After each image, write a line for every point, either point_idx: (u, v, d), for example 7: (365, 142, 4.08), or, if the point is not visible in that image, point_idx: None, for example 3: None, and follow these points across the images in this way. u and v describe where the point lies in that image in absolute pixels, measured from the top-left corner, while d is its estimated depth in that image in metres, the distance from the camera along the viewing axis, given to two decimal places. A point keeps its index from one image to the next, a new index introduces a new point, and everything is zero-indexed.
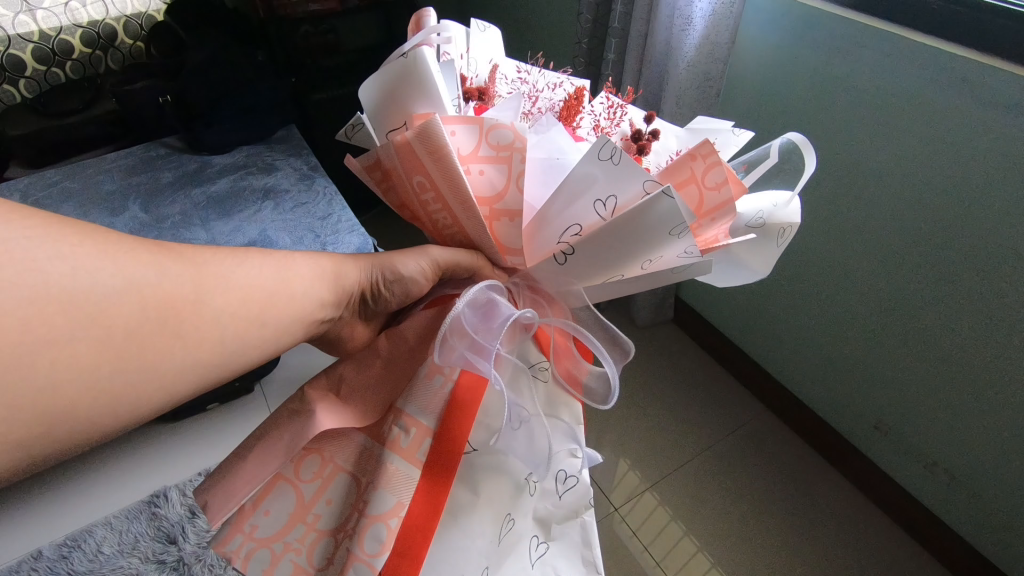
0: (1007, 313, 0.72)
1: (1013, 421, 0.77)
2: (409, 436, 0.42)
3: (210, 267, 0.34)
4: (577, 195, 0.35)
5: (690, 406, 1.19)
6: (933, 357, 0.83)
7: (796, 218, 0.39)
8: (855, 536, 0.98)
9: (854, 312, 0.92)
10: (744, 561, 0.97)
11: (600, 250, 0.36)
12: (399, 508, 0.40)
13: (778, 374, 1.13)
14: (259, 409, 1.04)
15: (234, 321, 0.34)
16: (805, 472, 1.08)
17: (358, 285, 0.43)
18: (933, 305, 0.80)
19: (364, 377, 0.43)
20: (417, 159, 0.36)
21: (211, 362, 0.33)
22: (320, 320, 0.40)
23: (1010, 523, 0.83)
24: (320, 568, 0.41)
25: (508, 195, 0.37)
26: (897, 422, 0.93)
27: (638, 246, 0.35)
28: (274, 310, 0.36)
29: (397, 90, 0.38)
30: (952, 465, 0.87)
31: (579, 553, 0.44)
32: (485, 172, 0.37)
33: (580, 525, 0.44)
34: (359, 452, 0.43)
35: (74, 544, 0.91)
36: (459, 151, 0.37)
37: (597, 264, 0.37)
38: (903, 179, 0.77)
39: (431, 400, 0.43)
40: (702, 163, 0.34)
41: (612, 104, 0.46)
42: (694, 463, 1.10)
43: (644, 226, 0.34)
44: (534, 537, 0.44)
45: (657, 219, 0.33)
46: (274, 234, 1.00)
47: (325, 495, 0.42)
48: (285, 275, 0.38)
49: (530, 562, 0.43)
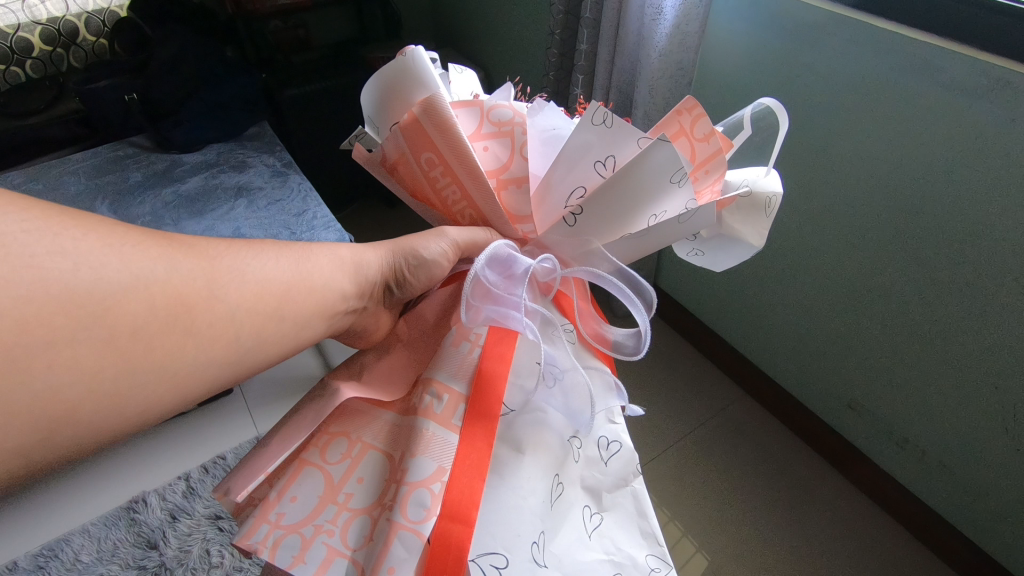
0: (971, 291, 0.74)
1: (979, 395, 0.79)
2: (442, 402, 0.43)
3: (223, 262, 0.38)
4: (580, 160, 0.42)
5: (670, 391, 1.21)
6: (908, 340, 0.85)
7: (778, 188, 0.42)
8: (835, 519, 1.01)
9: (825, 295, 0.94)
10: (727, 546, 0.98)
11: (607, 206, 0.42)
12: (440, 472, 0.40)
13: (752, 357, 1.16)
14: (239, 410, 1.05)
15: (248, 316, 0.38)
16: (783, 454, 1.10)
17: (380, 273, 0.48)
18: (902, 286, 0.82)
19: (386, 365, 0.47)
20: (424, 134, 0.44)
21: (223, 357, 0.37)
22: (342, 309, 0.45)
23: (979, 499, 0.85)
24: (358, 547, 0.40)
25: (513, 165, 0.45)
26: (868, 401, 0.96)
27: (641, 196, 0.41)
28: (290, 304, 0.41)
29: (403, 81, 0.45)
30: (922, 441, 0.90)
31: (636, 525, 0.45)
32: (490, 148, 0.46)
33: (631, 495, 0.46)
34: (388, 428, 0.45)
35: (50, 554, 0.94)
36: (465, 132, 0.45)
37: (606, 220, 0.43)
38: (869, 167, 0.79)
39: (459, 366, 0.45)
40: (689, 117, 0.41)
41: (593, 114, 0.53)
42: (674, 449, 1.12)
43: (647, 176, 0.40)
44: (585, 507, 0.45)
45: (658, 166, 0.39)
46: (248, 231, 0.99)
47: (354, 474, 0.43)
48: (305, 270, 0.42)
49: (587, 533, 0.43)
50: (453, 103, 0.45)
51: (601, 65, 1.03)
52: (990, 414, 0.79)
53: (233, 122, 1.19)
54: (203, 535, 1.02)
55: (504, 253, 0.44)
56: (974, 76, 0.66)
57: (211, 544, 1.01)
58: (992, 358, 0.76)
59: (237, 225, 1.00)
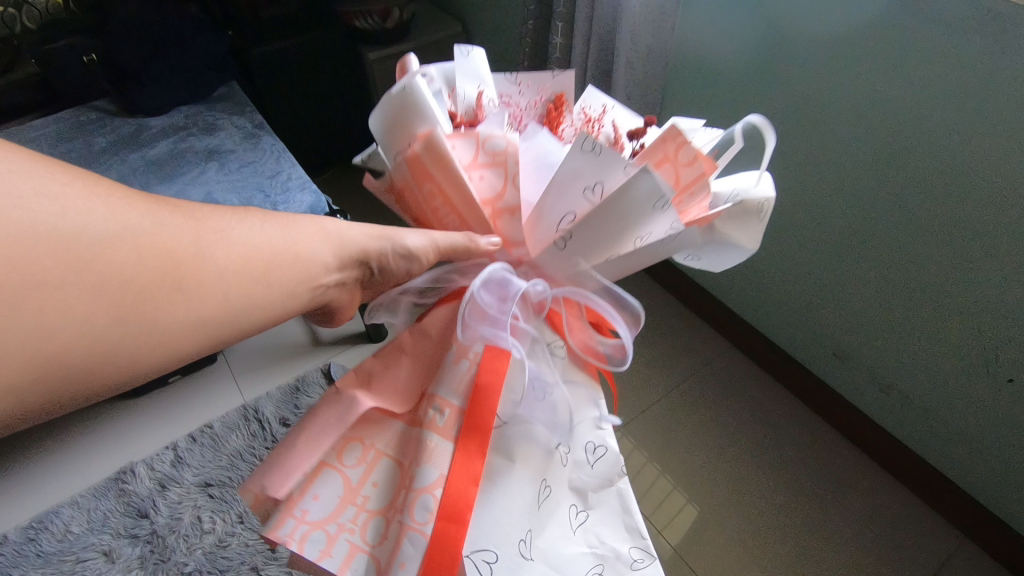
0: (956, 235, 0.76)
1: (962, 337, 0.82)
2: (443, 415, 0.43)
3: (211, 221, 0.37)
4: (567, 187, 0.40)
5: (658, 345, 1.22)
6: (892, 289, 0.87)
7: (769, 193, 0.41)
8: (821, 463, 1.05)
9: (810, 244, 0.95)
10: (718, 496, 1.02)
11: (595, 232, 0.41)
12: (441, 479, 0.41)
13: (738, 309, 1.17)
14: (223, 378, 1.20)
15: (235, 280, 0.36)
16: (772, 402, 1.13)
17: (365, 252, 0.45)
18: (887, 233, 0.83)
19: (395, 375, 0.46)
20: (424, 167, 0.43)
21: (211, 317, 0.35)
22: (326, 281, 0.43)
23: (960, 439, 0.90)
24: (376, 545, 0.42)
25: (506, 194, 0.43)
26: (854, 348, 0.98)
27: (627, 222, 0.39)
28: (277, 270, 0.38)
29: (406, 110, 0.44)
30: (906, 384, 0.93)
31: (621, 521, 0.45)
32: (485, 177, 0.43)
33: (616, 492, 0.45)
34: (399, 436, 0.45)
35: (40, 526, 1.00)
36: (462, 161, 0.43)
37: (595, 244, 0.42)
38: (855, 112, 0.79)
39: (457, 381, 0.44)
40: (673, 145, 0.40)
41: (587, 116, 0.49)
42: (663, 403, 1.14)
43: (631, 204, 0.38)
44: (573, 506, 0.44)
45: (641, 195, 0.38)
46: (221, 196, 0.97)
47: (371, 478, 0.44)
48: (295, 238, 0.40)
49: (573, 529, 0.44)
50: (450, 133, 0.43)
51: (580, 11, 1.00)
52: (974, 359, 0.82)
53: (200, 82, 1.16)
54: (194, 502, 1.04)
55: (497, 277, 0.43)
56: (963, 8, 0.65)
57: (202, 511, 1.04)
58: (974, 306, 0.78)
59: (208, 189, 0.98)
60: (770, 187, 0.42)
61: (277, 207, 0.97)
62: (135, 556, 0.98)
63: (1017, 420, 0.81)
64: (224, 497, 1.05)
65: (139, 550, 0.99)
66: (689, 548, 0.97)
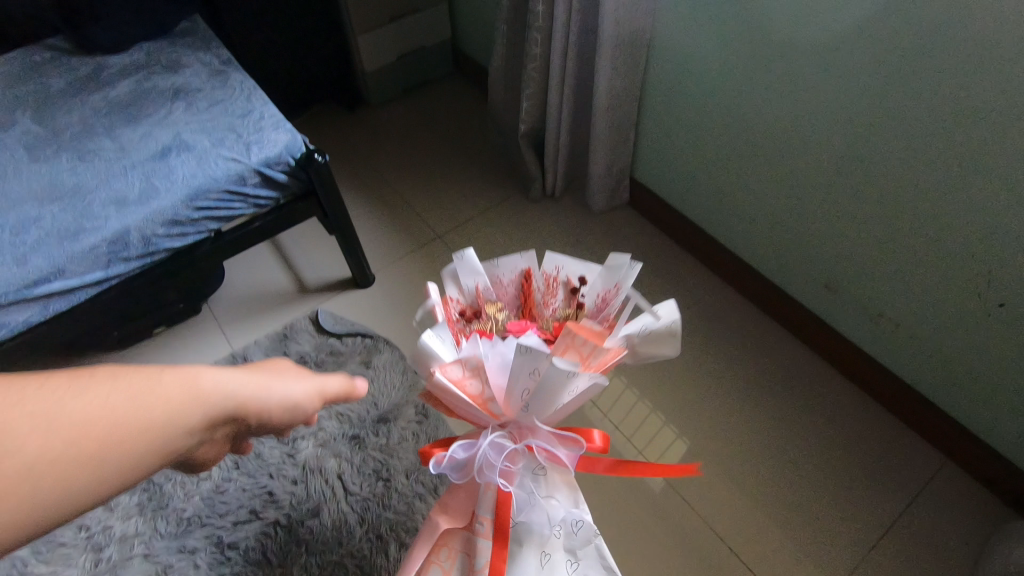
0: (955, 160, 0.76)
1: (957, 262, 0.83)
2: (483, 524, 0.58)
3: (33, 397, 0.32)
4: (516, 377, 0.52)
5: (651, 283, 1.23)
6: (892, 216, 0.87)
7: (674, 318, 0.54)
8: (809, 393, 1.08)
9: (808, 175, 0.95)
10: (708, 428, 1.05)
11: (542, 399, 0.54)
12: (484, 561, 0.58)
13: (732, 244, 1.17)
14: (208, 325, 1.21)
15: (54, 466, 0.31)
16: (764, 336, 1.15)
17: (243, 406, 0.43)
18: (887, 160, 0.84)
19: (455, 499, 0.61)
20: (436, 388, 0.56)
21: (19, 513, 0.31)
22: (184, 446, 0.38)
23: (946, 364, 0.92)
24: None
25: (488, 394, 0.56)
26: (846, 278, 0.99)
27: (556, 387, 0.52)
28: (113, 445, 0.33)
29: (422, 359, 0.55)
30: (897, 312, 0.95)
31: (599, 564, 0.59)
32: (473, 382, 0.56)
33: (596, 548, 0.59)
34: (464, 539, 0.61)
35: None
36: (455, 378, 0.55)
37: (548, 403, 0.55)
38: (856, 37, 0.78)
39: (484, 500, 0.59)
40: (571, 333, 0.50)
41: (551, 275, 0.60)
42: (655, 340, 1.15)
43: (557, 381, 0.51)
44: (567, 560, 0.59)
45: (557, 377, 0.50)
46: (190, 138, 0.96)
47: (454, 572, 0.59)
48: (149, 401, 0.36)
49: (570, 571, 0.58)
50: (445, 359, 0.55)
51: None
52: (967, 282, 0.84)
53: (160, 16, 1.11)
54: None
55: (497, 443, 0.57)
56: None
57: None
58: (973, 230, 0.79)
59: (177, 131, 0.97)
60: (672, 313, 0.54)
61: (250, 148, 0.96)
62: (134, 503, 0.99)
63: (1004, 341, 0.84)
64: None
65: (138, 498, 0.99)
66: (678, 479, 1.00)
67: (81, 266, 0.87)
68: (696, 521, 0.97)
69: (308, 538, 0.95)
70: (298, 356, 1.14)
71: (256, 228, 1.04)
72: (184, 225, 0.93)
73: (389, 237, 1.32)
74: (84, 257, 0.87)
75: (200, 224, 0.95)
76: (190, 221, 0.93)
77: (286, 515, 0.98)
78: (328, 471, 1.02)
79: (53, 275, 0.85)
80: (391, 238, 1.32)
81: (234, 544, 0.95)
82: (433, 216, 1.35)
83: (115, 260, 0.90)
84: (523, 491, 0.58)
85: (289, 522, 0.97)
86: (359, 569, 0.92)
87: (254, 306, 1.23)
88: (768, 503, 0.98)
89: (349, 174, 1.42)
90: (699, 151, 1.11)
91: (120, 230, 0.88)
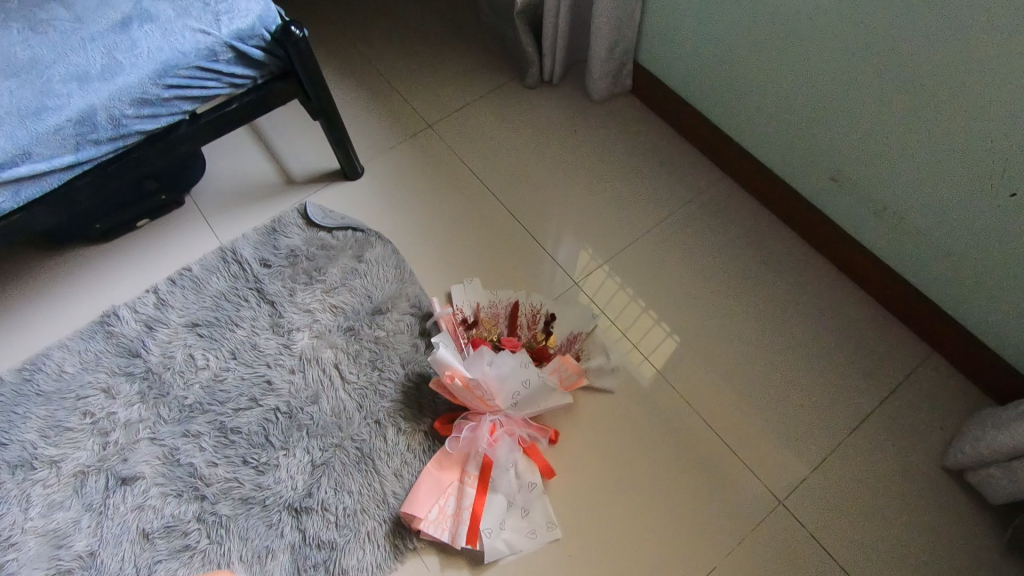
0: (987, 36, 0.72)
1: (974, 150, 0.81)
2: (468, 484, 0.93)
3: None
4: (508, 391, 0.94)
5: (650, 176, 1.19)
6: (912, 103, 0.84)
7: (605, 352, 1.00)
8: (806, 289, 1.08)
9: (825, 57, 0.90)
10: (701, 322, 1.06)
11: (523, 399, 0.94)
12: (470, 498, 0.92)
13: (738, 134, 1.13)
14: (193, 218, 1.18)
15: None
16: (764, 232, 1.13)
17: None
18: (913, 39, 0.79)
19: (453, 455, 0.95)
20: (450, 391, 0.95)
21: None
22: None
23: (946, 257, 0.92)
24: (456, 501, 0.93)
25: (486, 376, 0.94)
26: (855, 170, 0.97)
27: (531, 403, 0.95)
28: None
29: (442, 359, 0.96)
30: (903, 206, 0.93)
31: (545, 519, 0.92)
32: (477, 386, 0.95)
33: (541, 501, 0.93)
34: (457, 489, 0.94)
35: (35, 368, 1.02)
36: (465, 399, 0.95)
37: (525, 400, 0.94)
38: None
39: (473, 456, 0.94)
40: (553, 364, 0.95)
41: (532, 310, 1.06)
42: (653, 236, 1.14)
43: (531, 400, 0.95)
44: (523, 506, 0.93)
45: (534, 400, 0.94)
46: (153, 7, 0.90)
47: (449, 503, 0.93)
48: None
49: (524, 520, 0.92)
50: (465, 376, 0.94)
51: None
52: (979, 172, 0.82)
53: None
54: (184, 341, 1.04)
55: (486, 425, 0.94)
56: None
57: (194, 349, 1.04)
58: (996, 117, 0.76)
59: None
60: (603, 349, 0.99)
61: (219, 19, 0.90)
62: (135, 391, 1.00)
63: (1008, 233, 0.83)
64: (214, 335, 1.05)
65: (138, 386, 1.00)
66: (670, 372, 1.02)
67: (48, 149, 0.85)
68: (685, 411, 1.00)
69: (308, 424, 0.98)
70: (288, 250, 1.12)
71: (233, 110, 0.98)
72: (155, 105, 0.89)
73: (376, 125, 1.26)
74: (51, 138, 0.84)
75: (173, 104, 0.91)
76: (161, 101, 0.89)
77: (286, 402, 1.00)
78: (325, 361, 1.03)
79: (19, 158, 0.83)
80: (378, 126, 1.26)
81: (237, 429, 0.98)
82: (423, 103, 1.28)
83: (85, 143, 0.87)
84: (502, 475, 0.94)
85: (289, 409, 0.99)
86: (359, 453, 0.96)
87: (240, 197, 1.19)
88: (757, 394, 1.00)
89: (332, 56, 1.33)
90: (708, 31, 1.04)
91: (85, 107, 0.84)
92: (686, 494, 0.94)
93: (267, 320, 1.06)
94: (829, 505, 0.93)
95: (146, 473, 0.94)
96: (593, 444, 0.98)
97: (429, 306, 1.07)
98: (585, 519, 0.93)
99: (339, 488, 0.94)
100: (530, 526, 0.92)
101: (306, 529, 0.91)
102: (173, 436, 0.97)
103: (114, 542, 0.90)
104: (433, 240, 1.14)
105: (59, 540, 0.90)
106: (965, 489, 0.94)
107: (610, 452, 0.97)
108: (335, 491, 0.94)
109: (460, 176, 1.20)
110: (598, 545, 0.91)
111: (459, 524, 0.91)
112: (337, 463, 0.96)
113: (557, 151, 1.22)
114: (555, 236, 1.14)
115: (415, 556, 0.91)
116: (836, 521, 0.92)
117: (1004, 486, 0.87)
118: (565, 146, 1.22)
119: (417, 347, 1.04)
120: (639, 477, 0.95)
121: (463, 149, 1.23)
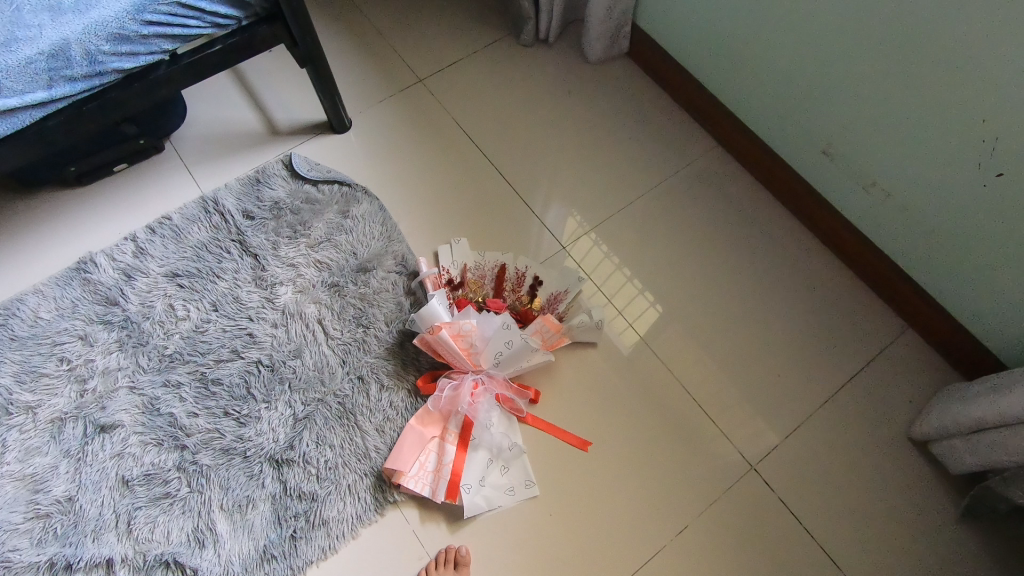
0: (984, 14, 0.72)
1: (963, 129, 0.81)
2: (449, 441, 0.95)
3: None
4: (492, 350, 0.95)
5: (641, 142, 1.18)
6: (908, 78, 0.83)
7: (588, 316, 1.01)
8: (791, 263, 1.09)
9: (824, 28, 0.89)
10: (685, 291, 1.07)
11: (507, 358, 0.95)
12: (450, 454, 0.94)
13: (732, 103, 1.12)
14: (173, 165, 1.14)
15: None
16: (752, 203, 1.13)
17: None
18: (911, 13, 0.78)
19: (435, 413, 0.96)
20: (435, 350, 0.95)
21: None
22: None
23: (930, 234, 0.93)
24: (437, 458, 0.94)
25: (471, 335, 0.95)
26: (846, 145, 0.96)
27: (515, 362, 0.96)
28: None
29: (426, 317, 0.96)
30: (890, 183, 0.93)
31: (524, 477, 0.94)
32: (462, 345, 0.95)
33: (521, 460, 0.95)
34: (438, 446, 0.95)
35: (8, 313, 1.00)
36: (449, 357, 0.95)
37: (510, 360, 0.95)
38: None
39: (456, 415, 0.96)
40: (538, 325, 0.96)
41: (519, 272, 1.06)
42: (641, 203, 1.13)
43: (516, 359, 0.95)
44: (503, 465, 0.95)
45: (518, 359, 0.95)
46: None
47: (430, 459, 0.94)
48: None
49: (504, 477, 0.94)
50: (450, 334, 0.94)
51: None
52: (968, 150, 0.82)
53: None
54: (164, 291, 1.03)
55: (467, 384, 0.95)
56: None
57: (174, 299, 1.02)
58: (988, 97, 0.76)
59: None
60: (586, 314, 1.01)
61: None
62: (113, 340, 0.99)
63: (992, 212, 0.84)
64: (195, 286, 1.03)
65: (116, 335, 0.99)
66: (653, 339, 1.03)
67: (20, 83, 0.81)
68: (666, 378, 1.01)
69: (291, 377, 0.98)
70: (272, 203, 1.10)
71: (216, 51, 0.94)
72: (133, 42, 0.85)
73: (364, 77, 1.22)
74: (22, 73, 0.80)
75: (152, 42, 0.87)
76: (139, 37, 0.85)
77: (268, 356, 0.99)
78: (308, 316, 1.02)
79: None
80: (366, 79, 1.22)
81: (218, 380, 0.97)
82: (413, 56, 1.25)
83: (58, 79, 0.84)
84: (483, 434, 0.95)
85: (271, 362, 0.99)
86: (341, 408, 0.97)
87: (222, 146, 1.16)
88: (736, 363, 1.02)
89: (319, 3, 1.28)
90: None
91: (58, 42, 0.80)
92: (662, 457, 0.96)
93: (248, 273, 1.05)
94: (798, 472, 0.96)
95: (125, 421, 0.94)
96: (574, 407, 0.99)
97: (414, 265, 1.07)
98: (563, 480, 0.95)
99: (320, 442, 0.95)
100: (509, 483, 0.94)
101: (287, 481, 0.92)
102: (152, 385, 0.96)
103: (92, 489, 0.90)
104: (420, 198, 1.13)
105: (36, 485, 0.90)
106: (929, 461, 0.97)
107: (590, 416, 0.99)
108: (317, 444, 0.94)
109: (449, 134, 1.18)
110: (575, 505, 0.93)
111: (439, 479, 0.92)
112: (319, 417, 0.96)
113: (549, 112, 1.20)
114: (544, 199, 1.13)
115: (396, 509, 0.93)
116: (804, 487, 0.95)
117: (966, 459, 0.90)
118: (556, 107, 1.20)
119: (402, 305, 1.04)
120: (617, 441, 0.97)
121: (453, 106, 1.20)
